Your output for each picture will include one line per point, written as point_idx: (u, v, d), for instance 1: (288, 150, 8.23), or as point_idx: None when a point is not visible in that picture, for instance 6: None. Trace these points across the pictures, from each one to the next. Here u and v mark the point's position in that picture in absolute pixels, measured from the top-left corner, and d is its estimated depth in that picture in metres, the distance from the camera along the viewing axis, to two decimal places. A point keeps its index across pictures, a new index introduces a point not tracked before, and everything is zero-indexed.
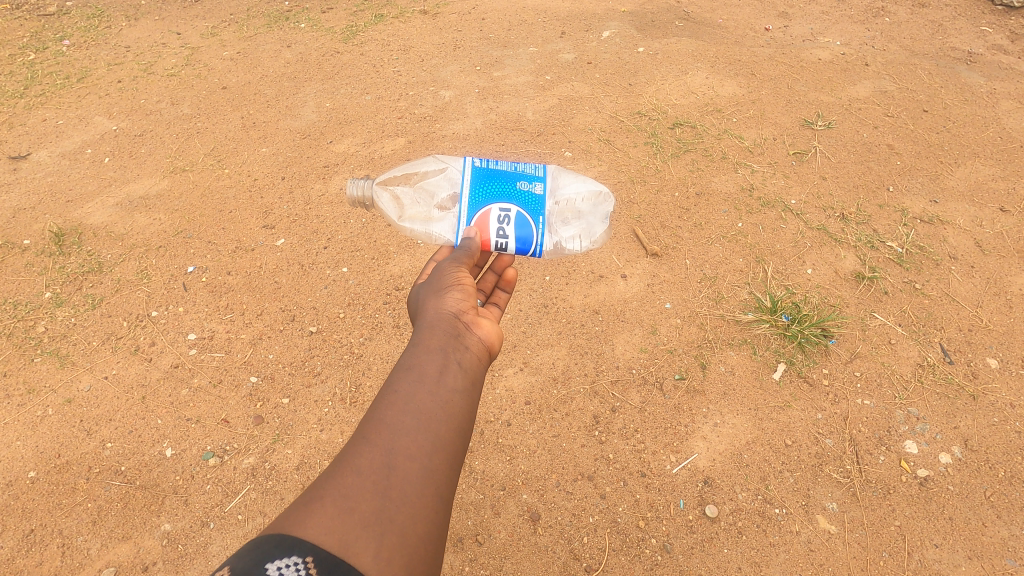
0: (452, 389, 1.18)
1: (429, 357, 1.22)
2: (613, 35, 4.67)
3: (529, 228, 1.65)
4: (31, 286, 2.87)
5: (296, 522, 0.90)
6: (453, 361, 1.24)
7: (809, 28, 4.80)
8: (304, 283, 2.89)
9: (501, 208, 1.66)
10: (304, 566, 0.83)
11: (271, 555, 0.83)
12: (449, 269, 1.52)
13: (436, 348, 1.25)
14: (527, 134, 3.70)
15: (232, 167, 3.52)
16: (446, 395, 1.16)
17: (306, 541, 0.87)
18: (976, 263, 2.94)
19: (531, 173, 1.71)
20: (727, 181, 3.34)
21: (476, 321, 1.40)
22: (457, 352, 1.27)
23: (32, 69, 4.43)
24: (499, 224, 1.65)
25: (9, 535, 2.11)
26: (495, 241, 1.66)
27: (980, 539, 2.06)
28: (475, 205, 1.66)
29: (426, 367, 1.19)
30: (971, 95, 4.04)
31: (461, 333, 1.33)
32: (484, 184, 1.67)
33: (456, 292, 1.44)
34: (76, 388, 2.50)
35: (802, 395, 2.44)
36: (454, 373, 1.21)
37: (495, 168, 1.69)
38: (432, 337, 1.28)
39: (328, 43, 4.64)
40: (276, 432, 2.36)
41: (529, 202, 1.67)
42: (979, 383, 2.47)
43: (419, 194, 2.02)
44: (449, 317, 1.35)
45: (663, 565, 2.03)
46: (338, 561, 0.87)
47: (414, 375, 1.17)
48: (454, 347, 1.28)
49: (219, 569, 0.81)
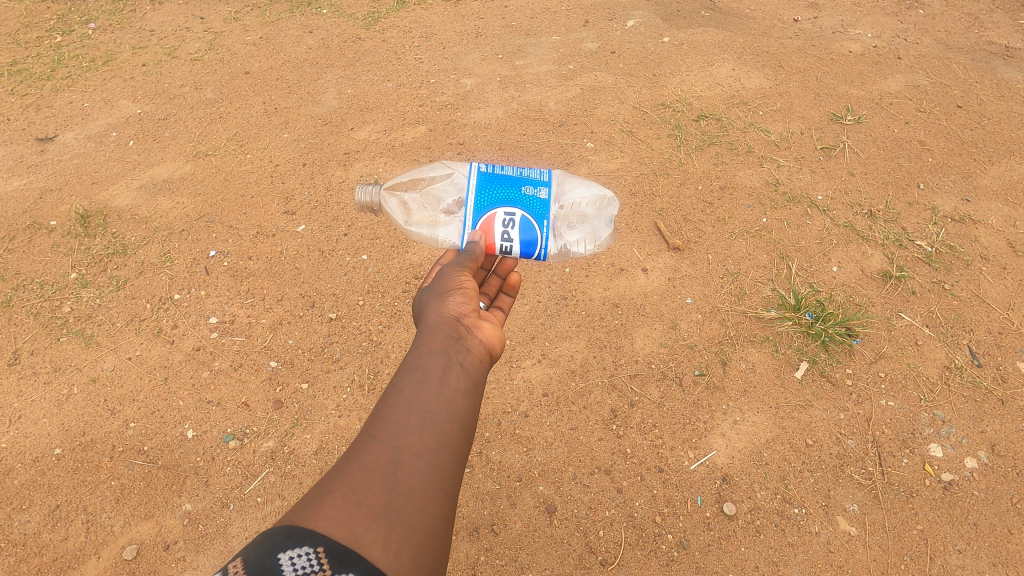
0: (455, 388, 1.17)
1: (432, 358, 1.21)
2: (637, 24, 4.60)
3: (534, 231, 1.63)
4: (58, 266, 2.92)
5: (307, 514, 0.90)
6: (455, 363, 1.23)
7: (839, 20, 4.69)
8: (324, 270, 2.90)
9: (506, 212, 1.63)
10: (315, 556, 0.83)
11: (283, 546, 0.84)
12: (452, 272, 1.51)
13: (438, 350, 1.24)
14: (549, 125, 3.67)
15: (254, 152, 3.53)
16: (449, 394, 1.15)
17: (317, 532, 0.87)
18: (1008, 265, 2.86)
19: (536, 178, 1.68)
20: (752, 175, 3.28)
21: (478, 324, 1.38)
22: (459, 354, 1.26)
23: (59, 51, 4.47)
24: (503, 228, 1.63)
25: (35, 510, 2.15)
26: (500, 245, 1.64)
27: (1005, 546, 2.01)
28: (480, 209, 1.64)
29: (429, 368, 1.18)
30: (1008, 90, 3.92)
31: (463, 335, 1.32)
32: (489, 189, 1.64)
33: (458, 295, 1.42)
34: (100, 367, 2.54)
35: (825, 395, 2.40)
36: (456, 374, 1.20)
37: (500, 173, 1.67)
38: (435, 340, 1.27)
39: (350, 29, 4.63)
40: (295, 417, 2.38)
41: (534, 207, 1.65)
42: (1008, 387, 2.41)
43: (425, 199, 2.01)
44: (451, 320, 1.34)
45: (680, 561, 2.02)
46: (348, 551, 0.86)
47: (418, 376, 1.16)
48: (456, 349, 1.27)
49: (232, 560, 0.82)
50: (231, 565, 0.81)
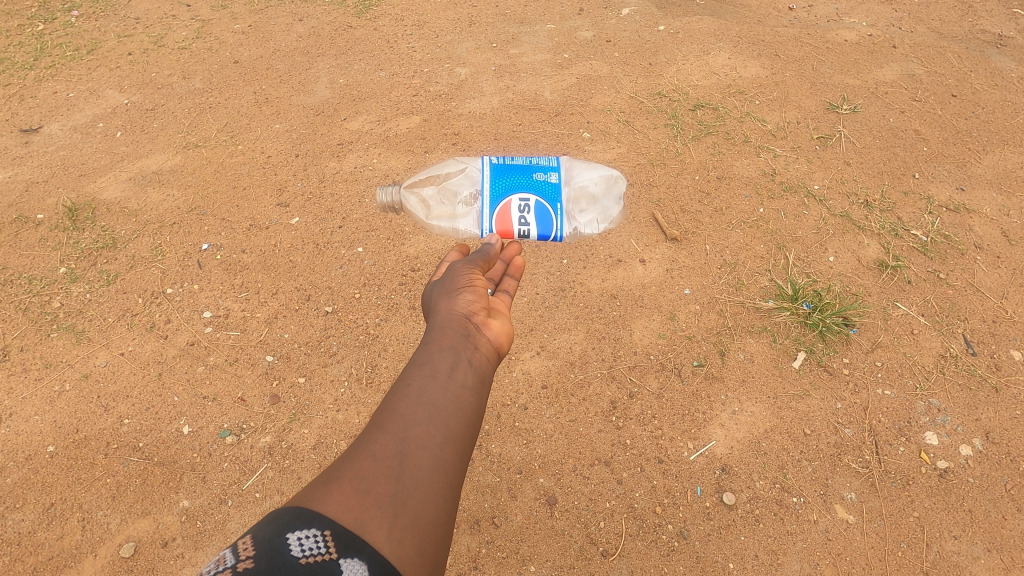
0: (462, 385, 1.16)
1: (441, 353, 1.20)
2: (632, 12, 4.57)
3: (548, 213, 1.74)
4: (46, 261, 2.86)
5: (314, 499, 0.89)
6: (463, 359, 1.21)
7: (834, 8, 4.68)
8: (319, 262, 2.86)
9: (520, 198, 1.73)
10: (323, 538, 0.82)
11: (291, 527, 0.82)
12: (463, 271, 1.49)
13: (447, 346, 1.22)
14: (545, 114, 3.64)
15: (246, 143, 3.48)
16: (456, 390, 1.14)
17: (324, 516, 0.86)
18: (1002, 254, 2.88)
19: (546, 165, 1.78)
20: (749, 165, 3.28)
21: (489, 321, 1.36)
22: (468, 351, 1.24)
23: (41, 40, 4.36)
24: (520, 213, 1.73)
25: (29, 508, 2.12)
26: (518, 230, 1.74)
27: (999, 532, 2.04)
28: (497, 199, 1.73)
29: (437, 363, 1.17)
30: (1002, 79, 3.93)
31: (473, 332, 1.30)
32: (502, 178, 1.73)
33: (469, 293, 1.40)
34: (93, 364, 2.50)
35: (822, 384, 2.41)
36: (464, 370, 1.19)
37: (511, 163, 1.75)
38: (445, 335, 1.25)
39: (341, 17, 4.55)
40: (293, 411, 2.36)
41: (546, 192, 1.74)
42: (1003, 375, 2.43)
43: (443, 194, 2.01)
44: (460, 317, 1.32)
45: (680, 551, 2.02)
46: (354, 535, 0.85)
47: (426, 370, 1.15)
48: (465, 345, 1.25)
49: (240, 540, 0.80)
50: (239, 545, 0.80)
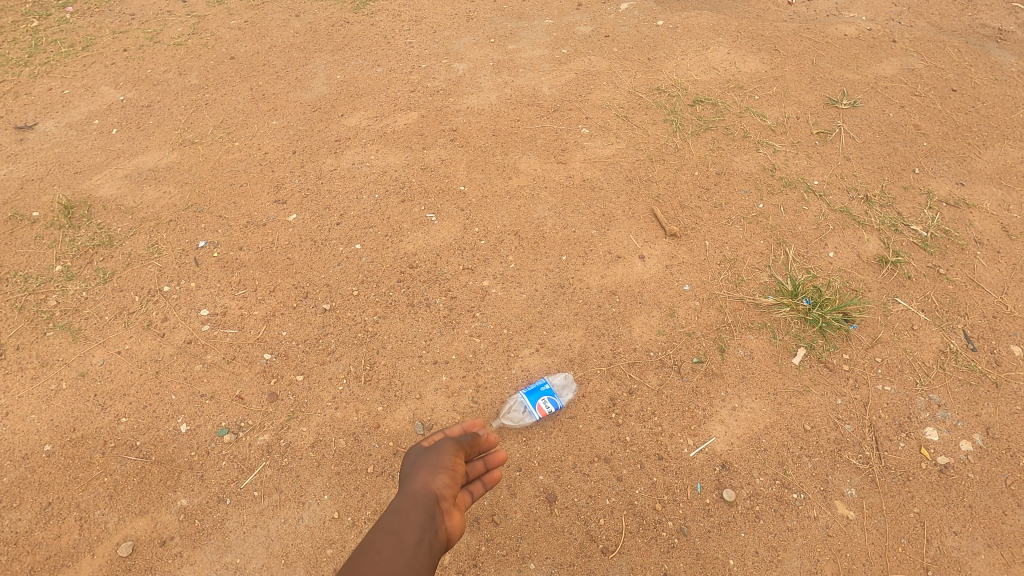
0: (422, 565, 1.18)
1: (408, 530, 1.23)
2: (631, 7, 4.55)
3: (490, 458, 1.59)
4: (42, 259, 2.84)
5: None
6: (425, 542, 1.23)
7: (834, 3, 4.65)
8: (316, 259, 2.85)
9: None
10: None
11: None
12: (449, 444, 1.51)
13: (413, 523, 1.25)
14: (543, 110, 3.62)
15: (242, 140, 3.46)
16: (416, 568, 1.16)
17: None
18: (1002, 249, 2.87)
19: None
20: (748, 161, 3.27)
21: (452, 512, 1.39)
22: (431, 536, 1.27)
23: (36, 36, 4.33)
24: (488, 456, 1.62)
25: (26, 508, 2.11)
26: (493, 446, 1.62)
27: (1000, 527, 2.04)
28: None
29: (400, 540, 1.19)
30: (1002, 74, 3.91)
31: (438, 517, 1.32)
32: None
33: (446, 471, 1.43)
34: (89, 362, 2.48)
35: (822, 380, 2.41)
36: (423, 553, 1.21)
37: None
38: (414, 513, 1.28)
39: (338, 13, 4.52)
40: (291, 410, 2.35)
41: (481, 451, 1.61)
42: (1003, 370, 2.43)
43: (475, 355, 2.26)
44: (432, 496, 1.35)
45: (680, 548, 2.02)
46: None
47: (391, 543, 1.18)
48: (429, 528, 1.27)
49: None
50: None
